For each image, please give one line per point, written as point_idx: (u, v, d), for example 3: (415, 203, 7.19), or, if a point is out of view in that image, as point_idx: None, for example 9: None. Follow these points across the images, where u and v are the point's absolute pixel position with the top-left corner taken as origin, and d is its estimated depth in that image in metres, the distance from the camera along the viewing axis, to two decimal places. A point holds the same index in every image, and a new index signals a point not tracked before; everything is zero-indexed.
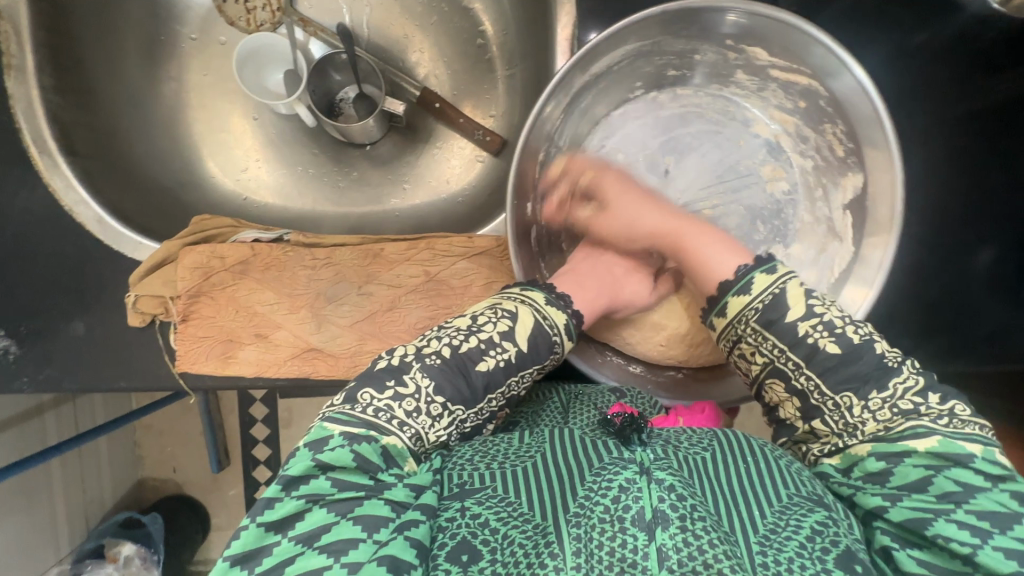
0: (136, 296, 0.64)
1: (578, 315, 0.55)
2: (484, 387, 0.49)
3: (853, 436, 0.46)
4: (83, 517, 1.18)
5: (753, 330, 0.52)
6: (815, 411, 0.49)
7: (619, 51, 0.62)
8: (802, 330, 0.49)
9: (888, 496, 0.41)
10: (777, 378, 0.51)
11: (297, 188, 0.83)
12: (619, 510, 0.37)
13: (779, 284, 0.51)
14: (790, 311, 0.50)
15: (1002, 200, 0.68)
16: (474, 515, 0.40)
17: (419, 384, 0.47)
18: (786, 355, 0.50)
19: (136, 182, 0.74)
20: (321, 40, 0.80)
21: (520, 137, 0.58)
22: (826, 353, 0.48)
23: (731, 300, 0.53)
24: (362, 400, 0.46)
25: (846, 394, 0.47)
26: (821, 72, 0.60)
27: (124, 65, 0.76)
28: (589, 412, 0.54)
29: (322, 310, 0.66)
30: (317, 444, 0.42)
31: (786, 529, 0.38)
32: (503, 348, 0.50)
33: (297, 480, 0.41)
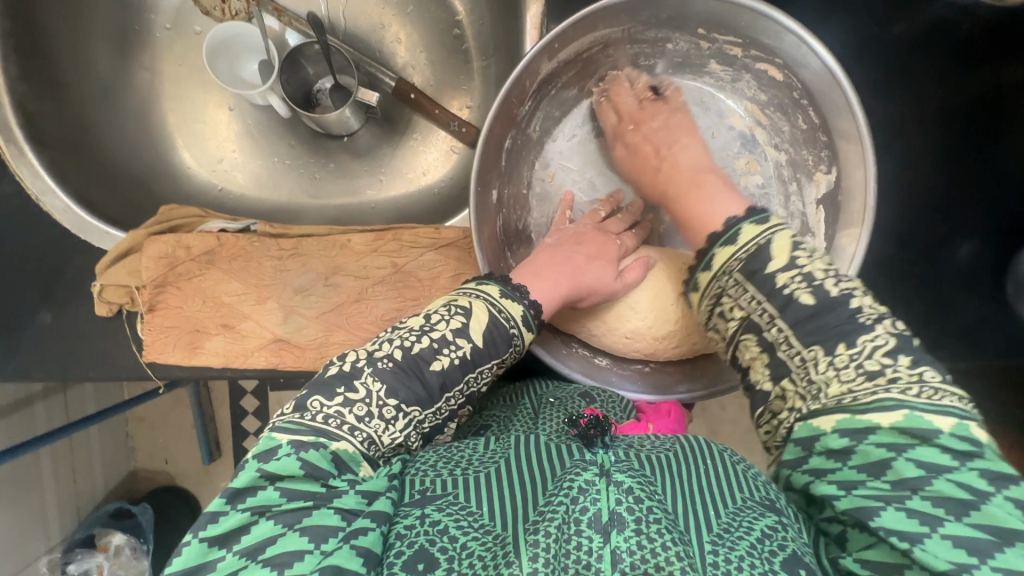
0: (101, 285, 0.64)
1: (536, 305, 0.53)
2: (440, 386, 0.48)
3: (817, 400, 0.42)
4: (73, 507, 1.19)
5: (736, 281, 0.48)
6: (783, 370, 0.46)
7: (589, 37, 0.61)
8: (783, 282, 0.46)
9: (843, 484, 0.38)
10: (751, 334, 0.48)
11: (274, 179, 0.83)
12: (576, 511, 0.36)
13: (767, 235, 0.48)
14: (773, 262, 0.46)
15: (982, 193, 0.67)
16: (433, 523, 0.40)
17: (370, 389, 0.46)
18: (763, 306, 0.46)
19: (106, 172, 0.74)
20: (296, 30, 0.78)
21: (485, 121, 0.55)
22: (800, 303, 0.45)
23: (718, 251, 0.50)
24: (312, 407, 0.45)
25: (814, 350, 0.44)
26: (793, 62, 0.59)
27: (96, 54, 0.76)
28: (556, 417, 0.54)
29: (289, 301, 0.66)
30: (266, 454, 0.42)
31: (738, 530, 0.38)
32: (457, 346, 0.49)
33: (243, 492, 0.41)
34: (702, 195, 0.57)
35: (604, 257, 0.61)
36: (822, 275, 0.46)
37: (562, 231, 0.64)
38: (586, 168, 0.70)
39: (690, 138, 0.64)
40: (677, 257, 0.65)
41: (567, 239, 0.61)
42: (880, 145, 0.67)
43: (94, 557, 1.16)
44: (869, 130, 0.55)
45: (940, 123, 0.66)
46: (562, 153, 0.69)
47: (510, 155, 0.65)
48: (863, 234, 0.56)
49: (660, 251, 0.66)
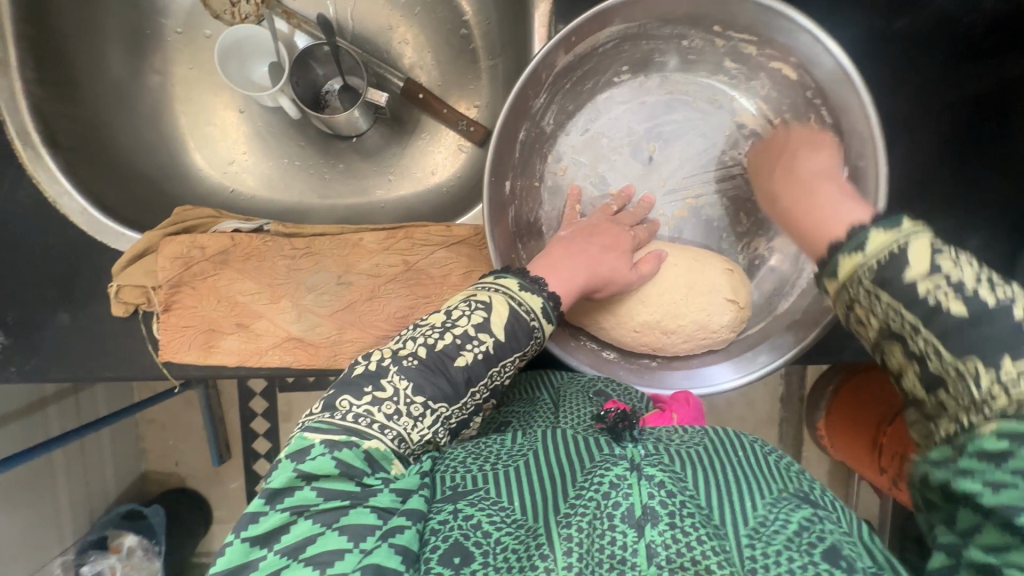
0: (118, 286, 0.65)
1: (554, 297, 0.53)
2: (465, 381, 0.48)
3: (980, 414, 0.39)
4: (86, 509, 1.20)
5: (867, 289, 0.43)
6: (937, 382, 0.41)
7: (603, 33, 0.60)
8: (924, 291, 0.41)
9: (992, 483, 0.36)
10: (896, 343, 0.43)
11: (284, 180, 0.84)
12: (608, 506, 0.39)
13: (902, 240, 0.42)
14: (911, 270, 0.41)
15: (991, 186, 0.67)
16: (466, 517, 0.41)
17: (397, 387, 0.46)
18: (901, 314, 0.42)
19: (119, 173, 0.75)
20: (305, 32, 0.80)
21: (501, 114, 0.56)
22: (949, 313, 0.40)
23: (843, 261, 0.45)
24: (341, 407, 0.45)
25: (971, 360, 0.39)
26: (807, 60, 0.59)
27: (109, 58, 0.76)
28: (579, 408, 0.55)
29: (302, 299, 0.66)
30: (299, 454, 0.43)
31: (774, 523, 0.39)
32: (480, 341, 0.49)
33: (279, 493, 0.41)
34: (817, 205, 0.52)
35: (618, 248, 0.61)
36: (974, 281, 0.41)
37: (575, 225, 0.63)
38: (596, 163, 0.68)
39: (824, 149, 0.58)
40: (689, 249, 0.66)
41: (580, 232, 0.61)
42: (890, 138, 0.67)
43: (107, 559, 1.17)
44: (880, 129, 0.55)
45: (948, 114, 0.66)
46: (574, 148, 0.68)
47: (523, 149, 0.64)
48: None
49: (672, 245, 0.66)
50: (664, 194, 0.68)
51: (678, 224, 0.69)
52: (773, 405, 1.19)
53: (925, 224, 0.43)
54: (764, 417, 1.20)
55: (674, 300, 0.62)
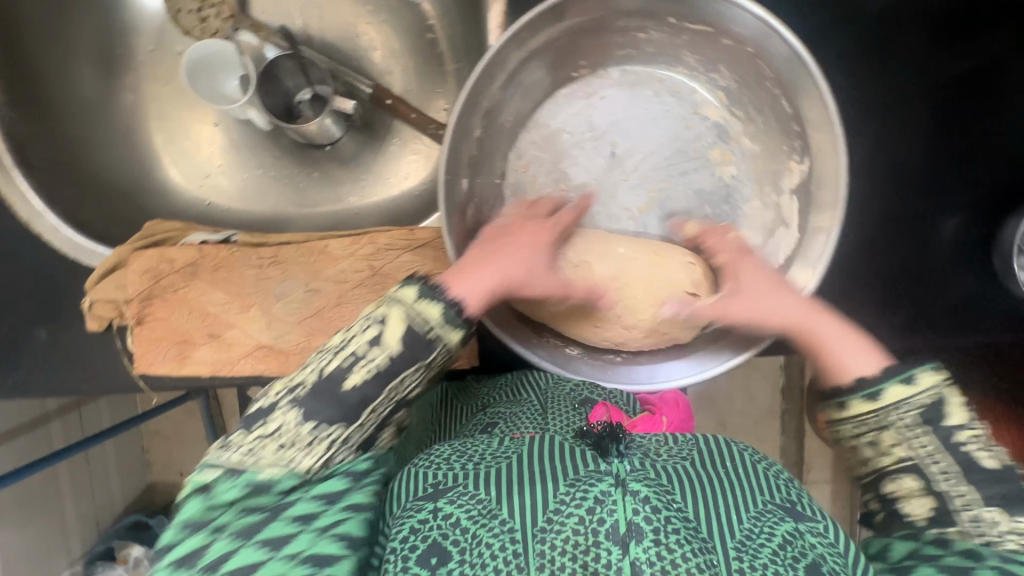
0: (90, 300, 0.66)
1: (457, 299, 0.52)
2: (358, 401, 0.50)
3: (988, 547, 0.46)
4: (93, 521, 1.22)
5: (912, 425, 0.48)
6: (950, 517, 0.48)
7: (558, 26, 0.60)
8: (960, 437, 0.48)
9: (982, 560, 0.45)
10: (915, 475, 0.49)
11: (258, 191, 0.85)
12: (593, 521, 0.42)
13: (942, 389, 0.48)
14: (950, 418, 0.48)
15: (961, 165, 0.68)
16: (446, 516, 0.45)
17: (285, 418, 0.49)
18: (936, 456, 0.48)
19: (95, 191, 0.76)
20: (270, 44, 0.81)
21: (453, 115, 0.57)
22: (982, 465, 0.47)
23: (888, 386, 0.49)
24: (236, 441, 0.50)
25: (993, 510, 0.47)
26: (762, 49, 0.58)
27: (81, 79, 0.78)
28: (564, 421, 0.62)
29: (271, 308, 0.67)
30: (202, 489, 0.49)
31: (760, 537, 0.44)
32: (371, 357, 0.50)
33: (198, 521, 0.47)
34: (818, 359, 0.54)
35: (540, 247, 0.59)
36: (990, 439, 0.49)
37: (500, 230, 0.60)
38: (559, 159, 0.68)
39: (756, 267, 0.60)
40: (650, 245, 0.65)
41: (500, 241, 0.58)
42: (854, 122, 0.68)
43: (114, 569, 1.18)
44: (837, 115, 0.56)
45: (926, 92, 0.67)
46: (535, 143, 0.68)
47: (482, 144, 0.64)
48: (833, 234, 0.57)
49: (631, 241, 0.65)
50: (626, 188, 0.67)
51: (641, 220, 0.68)
52: (772, 397, 1.18)
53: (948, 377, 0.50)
54: (765, 411, 1.19)
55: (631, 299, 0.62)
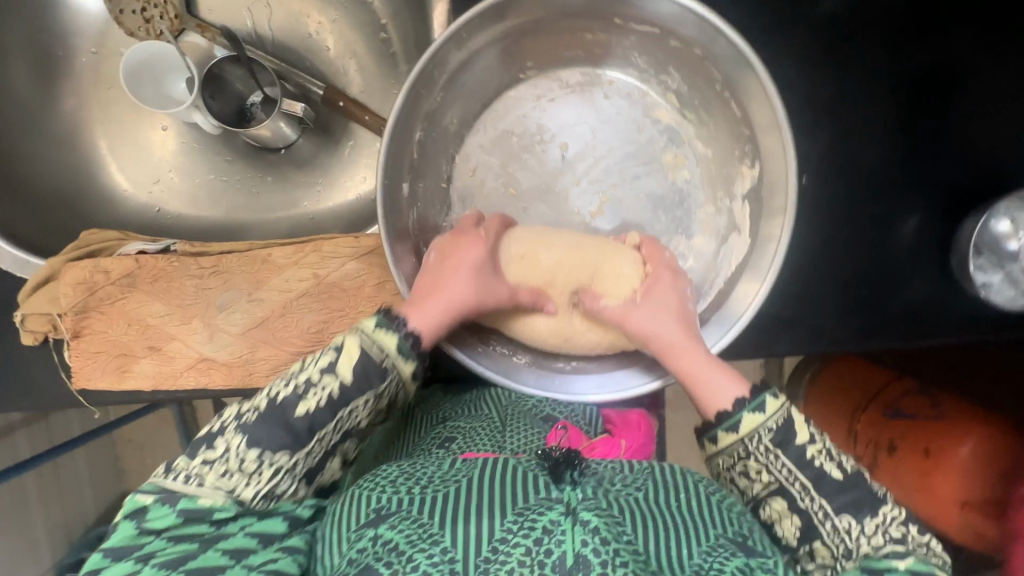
0: (23, 315, 0.64)
1: (414, 333, 0.52)
2: (307, 430, 0.48)
3: (849, 558, 0.48)
4: (64, 532, 1.18)
5: (766, 449, 0.49)
6: (815, 532, 0.49)
7: (497, 27, 0.58)
8: (811, 453, 0.50)
9: None
10: (780, 498, 0.50)
11: (209, 196, 0.83)
12: (541, 553, 0.40)
13: (789, 411, 0.50)
14: (800, 436, 0.49)
15: (918, 167, 0.67)
16: (384, 543, 0.44)
17: (232, 443, 0.48)
18: (796, 476, 0.49)
19: (34, 200, 0.74)
20: (218, 46, 0.79)
21: (388, 119, 0.54)
22: (832, 477, 0.49)
23: (746, 416, 0.50)
24: (179, 466, 0.48)
25: (846, 517, 0.49)
26: (710, 51, 0.57)
27: (18, 84, 0.75)
28: (524, 440, 0.62)
29: (214, 319, 0.65)
30: (136, 514, 0.46)
31: (709, 572, 0.44)
32: (322, 386, 0.49)
33: (126, 548, 0.45)
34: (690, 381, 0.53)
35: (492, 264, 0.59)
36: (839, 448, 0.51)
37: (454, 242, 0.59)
38: (508, 162, 0.66)
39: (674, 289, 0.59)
40: (603, 242, 0.63)
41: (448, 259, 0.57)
42: (809, 122, 0.67)
43: None
44: (786, 120, 0.54)
45: (883, 91, 0.66)
46: (483, 146, 0.66)
47: (423, 148, 0.62)
48: (782, 240, 0.55)
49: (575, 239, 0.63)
50: (578, 192, 0.66)
51: (594, 224, 0.66)
52: None
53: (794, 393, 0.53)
54: None
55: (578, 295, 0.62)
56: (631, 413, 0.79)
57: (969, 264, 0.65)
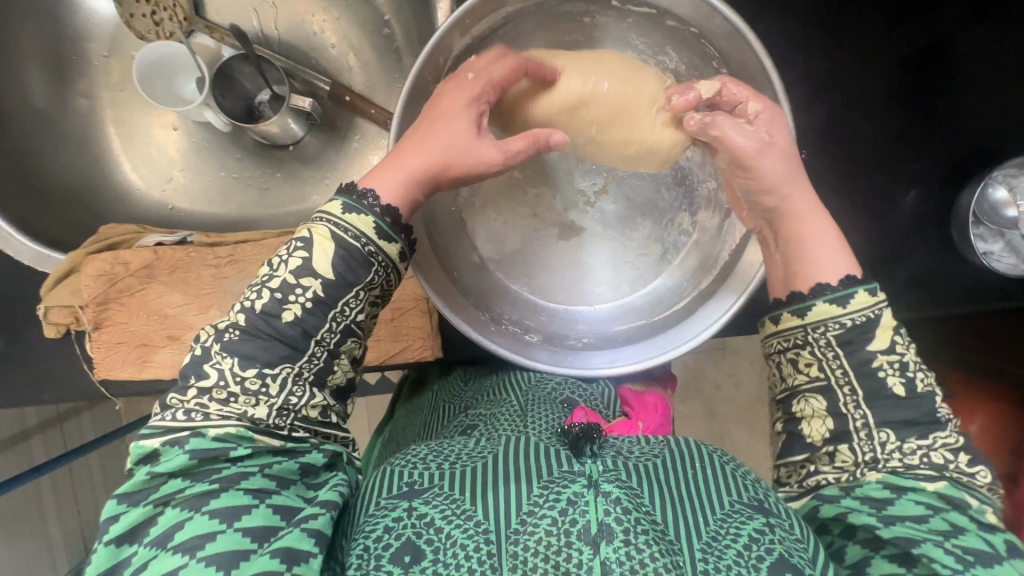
0: (45, 308, 0.65)
1: (389, 210, 0.52)
2: (301, 333, 0.50)
3: (871, 467, 0.50)
4: (79, 537, 1.19)
5: (827, 343, 0.51)
6: (846, 437, 0.51)
7: (499, 14, 0.60)
8: (879, 363, 0.50)
9: (881, 518, 0.46)
10: (823, 397, 0.51)
11: (222, 193, 0.85)
12: (566, 523, 0.42)
13: (876, 309, 0.51)
14: (875, 343, 0.50)
15: (916, 137, 0.69)
16: (420, 516, 0.45)
17: (224, 368, 0.48)
18: (848, 380, 0.50)
19: (52, 199, 0.76)
20: (229, 45, 0.81)
21: (398, 102, 0.56)
22: (892, 392, 0.50)
23: (820, 305, 0.51)
24: (172, 404, 0.48)
25: (885, 431, 0.50)
26: (706, 28, 0.59)
27: (34, 87, 0.77)
28: (544, 420, 0.61)
29: (231, 308, 0.66)
30: (147, 458, 0.46)
31: (726, 538, 0.44)
32: (303, 287, 0.49)
33: (140, 492, 0.45)
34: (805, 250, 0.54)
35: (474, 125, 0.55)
36: (914, 364, 0.51)
37: (459, 82, 0.56)
38: None
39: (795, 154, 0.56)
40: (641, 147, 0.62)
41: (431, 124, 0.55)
42: (807, 98, 0.69)
43: None
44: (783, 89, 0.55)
45: (877, 69, 0.68)
46: None
47: None
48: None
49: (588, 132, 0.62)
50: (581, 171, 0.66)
51: (601, 204, 0.67)
52: (757, 382, 1.19)
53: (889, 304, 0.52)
54: (752, 397, 1.20)
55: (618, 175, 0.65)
56: (647, 394, 0.76)
57: (969, 233, 0.67)
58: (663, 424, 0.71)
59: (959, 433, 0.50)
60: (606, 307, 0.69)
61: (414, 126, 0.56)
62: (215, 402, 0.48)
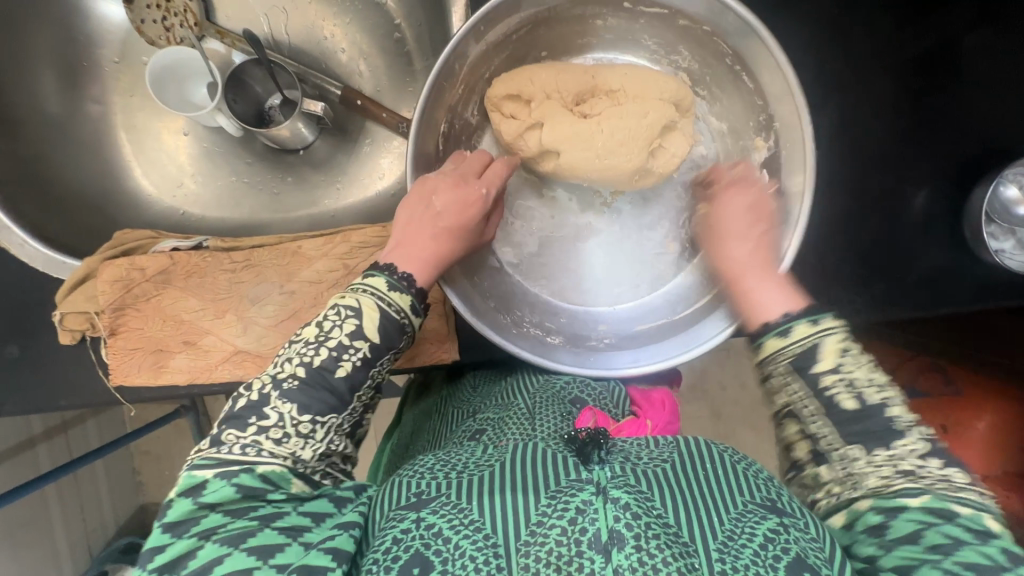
0: (62, 314, 0.65)
1: (420, 290, 0.56)
2: (350, 390, 0.52)
3: (854, 488, 0.49)
4: (85, 545, 1.18)
5: (781, 372, 0.51)
6: (823, 458, 0.51)
7: (515, 17, 0.60)
8: (827, 383, 0.50)
9: (880, 547, 0.45)
10: (794, 422, 0.52)
11: (233, 198, 0.85)
12: (575, 532, 0.41)
13: (819, 337, 0.50)
14: (819, 364, 0.50)
15: (927, 137, 0.69)
16: (429, 527, 0.44)
17: (281, 412, 0.49)
18: (808, 400, 0.51)
19: (64, 205, 0.76)
20: (240, 50, 0.80)
21: (418, 104, 0.55)
22: (842, 407, 0.49)
23: (768, 341, 0.52)
24: (226, 440, 0.49)
25: (853, 448, 0.49)
26: (721, 30, 0.59)
27: (46, 93, 0.77)
28: (552, 424, 0.60)
29: (246, 313, 0.66)
30: (193, 490, 0.47)
31: (741, 538, 0.44)
32: (355, 348, 0.52)
33: (184, 524, 0.46)
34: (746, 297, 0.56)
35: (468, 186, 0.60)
36: (864, 379, 0.49)
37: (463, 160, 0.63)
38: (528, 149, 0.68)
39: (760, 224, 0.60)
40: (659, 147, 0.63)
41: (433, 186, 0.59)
42: (818, 99, 0.69)
43: None
44: (799, 89, 0.56)
45: (888, 69, 0.69)
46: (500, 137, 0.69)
47: (448, 137, 0.65)
48: (805, 199, 0.57)
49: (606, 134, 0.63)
50: None
51: (616, 205, 0.69)
52: None
53: (841, 320, 0.51)
54: (758, 398, 1.21)
55: (635, 182, 0.65)
56: (654, 391, 0.74)
57: (982, 234, 0.67)
58: (672, 421, 0.69)
59: (929, 437, 0.48)
60: (627, 307, 0.69)
61: (400, 207, 0.60)
62: (269, 440, 0.49)
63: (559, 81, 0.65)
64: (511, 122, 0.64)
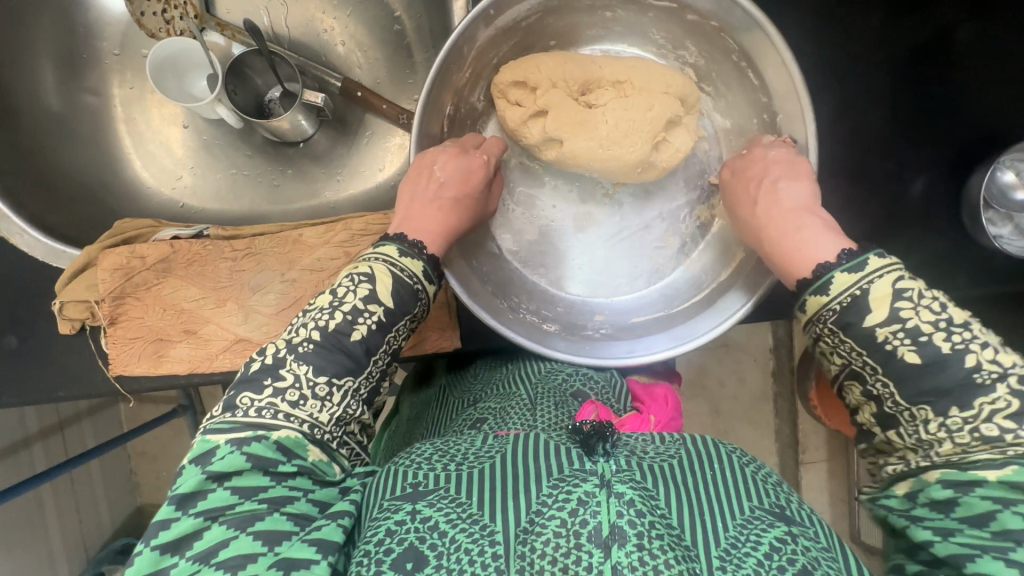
0: (61, 303, 0.65)
1: (433, 259, 0.57)
2: (365, 352, 0.53)
3: (927, 455, 0.45)
4: (82, 545, 1.16)
5: (830, 331, 0.48)
6: (892, 422, 0.48)
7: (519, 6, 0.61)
8: (883, 336, 0.45)
9: (939, 530, 0.43)
10: (855, 383, 0.49)
11: (233, 190, 0.85)
12: (575, 524, 0.40)
13: (863, 285, 0.46)
14: (871, 316, 0.46)
15: (925, 125, 0.70)
16: (424, 519, 0.43)
17: (297, 373, 0.50)
18: (865, 359, 0.47)
19: (65, 196, 0.76)
20: (240, 43, 0.80)
21: (421, 97, 0.56)
22: (905, 362, 0.45)
23: (808, 298, 0.49)
24: (241, 404, 0.49)
25: (923, 408, 0.45)
26: (723, 19, 0.60)
27: (47, 85, 0.78)
28: (554, 414, 0.60)
29: (247, 301, 0.66)
30: (204, 457, 0.47)
31: (745, 546, 0.42)
32: (370, 312, 0.53)
33: (192, 496, 0.45)
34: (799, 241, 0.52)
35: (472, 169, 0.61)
36: (933, 331, 0.44)
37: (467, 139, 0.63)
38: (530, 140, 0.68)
39: (800, 177, 0.55)
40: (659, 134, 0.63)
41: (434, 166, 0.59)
42: (818, 87, 0.70)
43: None
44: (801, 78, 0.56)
45: (889, 61, 0.69)
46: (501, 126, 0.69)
47: (451, 123, 0.65)
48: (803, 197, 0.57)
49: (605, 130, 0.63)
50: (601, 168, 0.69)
51: (617, 198, 0.70)
52: (764, 377, 1.20)
53: (893, 261, 0.46)
54: (756, 393, 1.21)
55: (637, 177, 0.66)
56: (657, 387, 0.74)
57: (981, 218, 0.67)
58: (674, 418, 0.68)
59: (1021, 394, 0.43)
60: (623, 299, 0.69)
61: (404, 183, 0.60)
62: (286, 403, 0.49)
63: (566, 71, 0.65)
64: (515, 109, 0.65)
